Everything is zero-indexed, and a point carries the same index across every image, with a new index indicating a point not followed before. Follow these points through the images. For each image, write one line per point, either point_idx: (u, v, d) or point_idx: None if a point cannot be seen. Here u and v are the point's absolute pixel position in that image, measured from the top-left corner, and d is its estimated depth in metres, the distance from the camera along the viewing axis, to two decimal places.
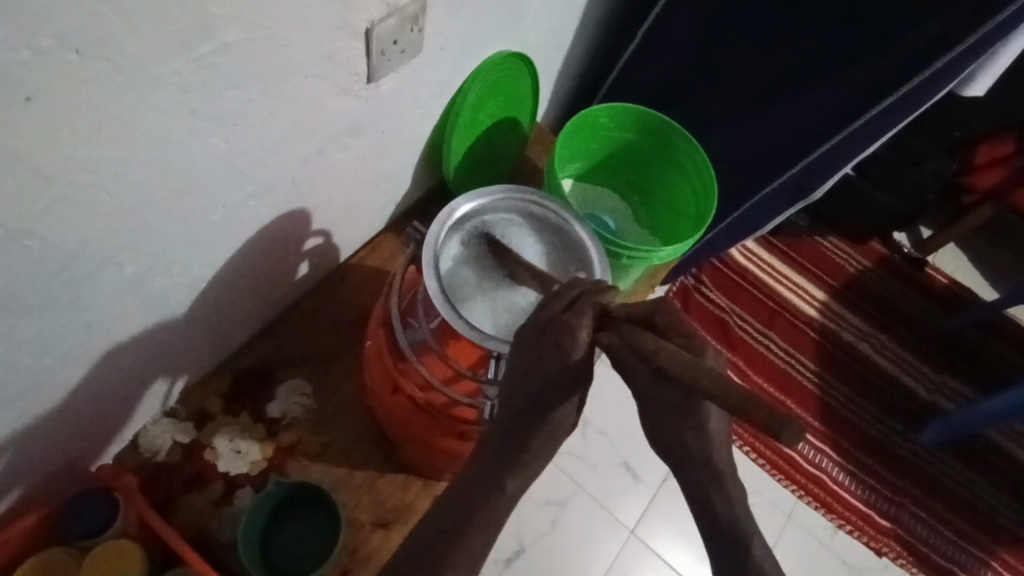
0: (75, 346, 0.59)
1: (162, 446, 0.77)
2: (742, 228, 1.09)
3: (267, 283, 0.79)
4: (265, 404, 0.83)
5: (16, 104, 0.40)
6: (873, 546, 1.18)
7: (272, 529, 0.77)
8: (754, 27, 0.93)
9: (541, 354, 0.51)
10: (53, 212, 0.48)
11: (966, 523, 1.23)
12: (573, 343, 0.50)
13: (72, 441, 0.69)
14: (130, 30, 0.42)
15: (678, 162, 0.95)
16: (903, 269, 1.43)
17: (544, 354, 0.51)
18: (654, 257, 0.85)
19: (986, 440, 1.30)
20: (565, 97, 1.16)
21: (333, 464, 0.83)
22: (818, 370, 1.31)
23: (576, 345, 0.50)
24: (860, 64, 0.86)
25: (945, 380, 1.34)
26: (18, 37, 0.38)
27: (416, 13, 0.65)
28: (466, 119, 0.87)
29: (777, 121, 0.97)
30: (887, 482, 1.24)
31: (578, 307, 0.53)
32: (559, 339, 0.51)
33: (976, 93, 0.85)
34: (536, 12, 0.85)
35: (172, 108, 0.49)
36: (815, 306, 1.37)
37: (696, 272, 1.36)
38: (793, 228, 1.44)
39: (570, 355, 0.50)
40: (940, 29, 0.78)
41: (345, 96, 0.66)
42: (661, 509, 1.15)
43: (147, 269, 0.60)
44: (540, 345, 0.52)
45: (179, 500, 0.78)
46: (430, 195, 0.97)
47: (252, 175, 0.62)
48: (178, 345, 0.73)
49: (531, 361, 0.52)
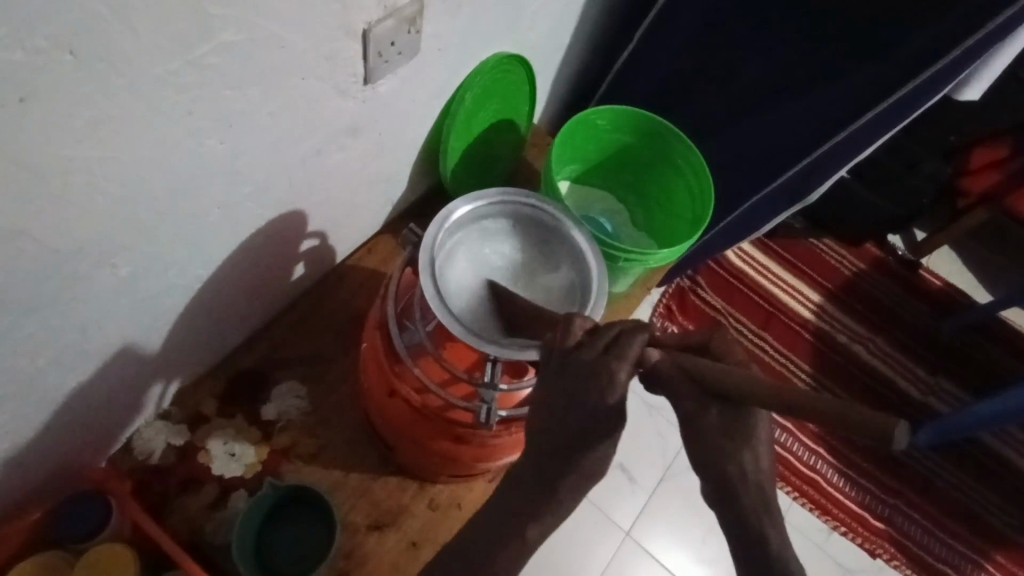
0: (69, 347, 0.59)
1: (155, 448, 0.77)
2: (738, 232, 1.09)
3: (262, 284, 0.79)
4: (260, 406, 0.83)
5: (10, 105, 0.40)
6: (867, 548, 1.19)
7: (266, 531, 0.76)
8: (752, 29, 0.93)
9: (576, 393, 0.50)
10: (48, 213, 0.47)
11: (960, 525, 1.23)
12: (611, 387, 0.50)
13: (65, 444, 0.69)
14: (126, 30, 0.42)
15: (675, 165, 0.95)
16: (898, 272, 1.44)
17: (577, 396, 0.50)
18: (651, 260, 0.85)
19: (979, 443, 1.31)
20: (562, 98, 1.15)
21: (328, 466, 0.83)
22: (813, 372, 1.32)
23: (616, 391, 0.49)
24: (857, 67, 0.87)
25: (939, 383, 1.34)
26: (12, 37, 0.37)
27: (414, 14, 0.65)
28: (463, 121, 0.87)
29: (774, 124, 0.97)
30: (881, 484, 1.24)
31: (618, 349, 0.51)
32: (597, 382, 0.50)
33: (972, 96, 0.85)
34: (534, 13, 0.85)
35: (169, 109, 0.49)
36: (810, 308, 1.37)
37: (692, 274, 1.36)
38: (789, 231, 1.45)
39: (609, 399, 0.49)
40: (937, 33, 0.78)
41: (342, 97, 0.65)
42: (658, 510, 1.16)
43: (142, 270, 0.59)
44: (577, 385, 0.50)
45: (172, 503, 0.78)
46: (426, 197, 0.97)
47: (248, 176, 0.62)
48: (173, 346, 0.72)
49: (565, 403, 0.51)
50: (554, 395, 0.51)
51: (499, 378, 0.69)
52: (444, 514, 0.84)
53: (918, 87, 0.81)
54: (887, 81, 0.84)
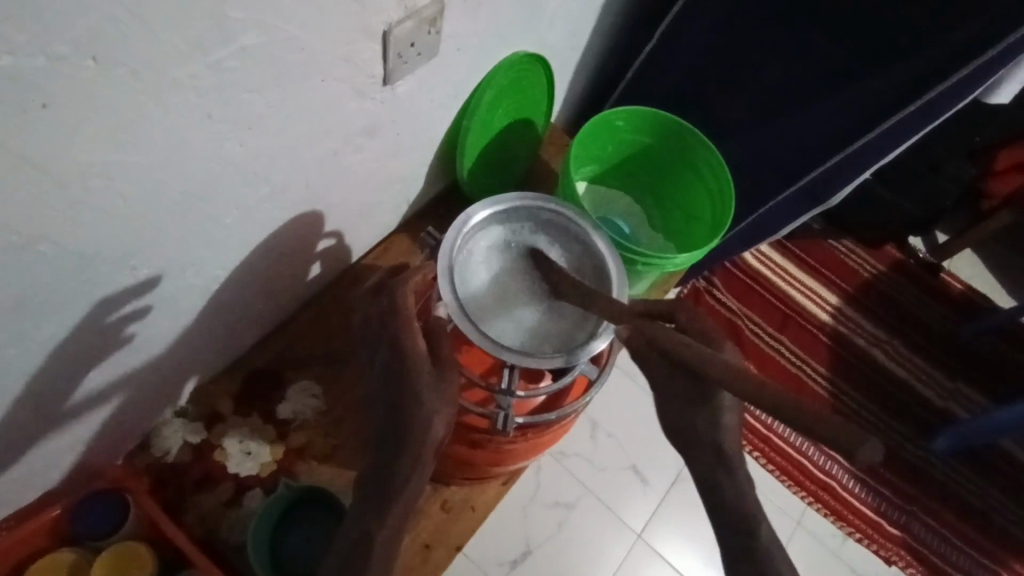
0: (87, 350, 0.59)
1: (173, 446, 0.78)
2: (756, 233, 1.09)
3: (279, 283, 0.79)
4: (276, 405, 0.83)
5: (31, 111, 0.40)
6: (883, 555, 1.18)
7: (281, 533, 0.75)
8: (774, 29, 0.92)
9: (395, 386, 0.60)
10: (69, 219, 0.47)
11: (976, 532, 1.22)
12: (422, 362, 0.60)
13: (83, 442, 0.69)
14: (148, 34, 0.42)
15: (695, 166, 0.94)
16: (918, 273, 1.42)
17: (395, 386, 0.60)
18: (668, 264, 0.84)
19: (999, 449, 1.29)
20: (581, 98, 1.14)
21: (341, 467, 0.82)
22: (829, 375, 1.30)
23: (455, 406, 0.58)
24: (883, 72, 0.85)
25: (959, 388, 1.32)
26: (34, 43, 0.37)
27: (433, 15, 0.64)
28: (480, 121, 0.86)
29: (796, 128, 0.96)
30: (898, 490, 1.23)
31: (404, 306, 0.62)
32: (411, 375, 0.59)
33: (1001, 99, 0.83)
34: (553, 11, 0.84)
35: (189, 110, 0.49)
36: (828, 310, 1.35)
37: (708, 275, 1.35)
38: (807, 231, 1.43)
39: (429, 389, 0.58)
40: (969, 38, 0.77)
41: (361, 98, 0.65)
42: (671, 513, 1.15)
43: (160, 271, 0.59)
44: (396, 375, 0.60)
45: (189, 501, 0.78)
46: (440, 197, 0.96)
47: (268, 177, 0.62)
48: (191, 347, 0.73)
49: (399, 403, 0.59)
50: (389, 395, 0.61)
51: (516, 386, 0.69)
52: (456, 516, 0.84)
53: (947, 89, 0.80)
54: (912, 85, 0.82)
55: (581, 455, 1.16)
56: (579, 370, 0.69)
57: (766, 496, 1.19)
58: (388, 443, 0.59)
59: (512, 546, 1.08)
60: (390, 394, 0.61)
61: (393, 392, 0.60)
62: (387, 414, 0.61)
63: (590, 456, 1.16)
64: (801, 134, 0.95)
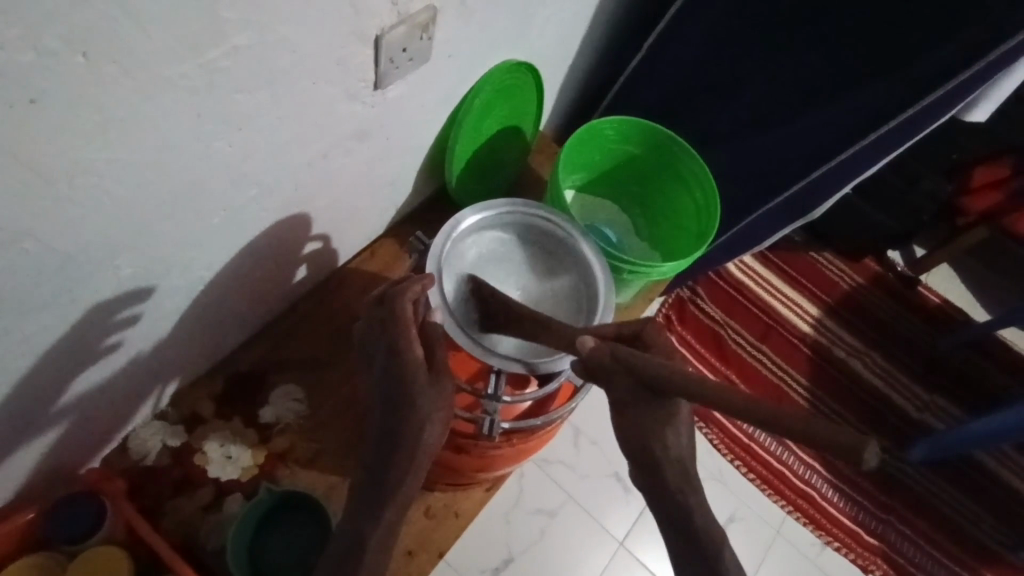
0: (68, 347, 0.58)
1: (151, 449, 0.77)
2: (740, 245, 1.10)
3: (264, 285, 0.78)
4: (258, 408, 0.82)
5: (19, 106, 0.39)
6: (861, 564, 1.19)
7: (263, 538, 0.74)
8: (759, 44, 0.93)
9: (379, 401, 0.58)
10: (54, 215, 0.46)
11: (951, 542, 1.23)
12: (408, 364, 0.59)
13: (60, 443, 0.68)
14: (140, 33, 0.42)
15: (682, 177, 0.94)
16: (896, 287, 1.44)
17: (379, 391, 0.59)
18: (655, 273, 0.84)
19: (973, 461, 1.31)
20: (570, 107, 1.15)
21: (323, 472, 0.82)
22: (809, 385, 1.32)
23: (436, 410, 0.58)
24: (865, 88, 0.87)
25: (934, 399, 1.34)
26: (26, 39, 0.37)
27: (426, 22, 0.64)
28: (470, 127, 0.86)
29: (781, 142, 0.97)
30: (875, 499, 1.25)
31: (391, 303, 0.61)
32: (394, 392, 0.58)
33: (978, 117, 0.85)
34: (544, 19, 0.84)
35: (176, 111, 0.48)
36: (808, 321, 1.37)
37: (692, 285, 1.36)
38: (789, 244, 1.45)
39: (413, 387, 0.57)
40: (947, 57, 0.79)
41: (351, 102, 0.65)
42: (650, 521, 1.15)
43: (144, 271, 0.58)
44: (385, 387, 0.58)
45: (167, 504, 0.77)
46: (428, 202, 0.97)
47: (256, 178, 0.61)
48: (173, 348, 0.72)
49: (386, 415, 0.58)
50: (373, 401, 0.60)
51: (502, 391, 0.69)
52: (439, 522, 0.83)
53: (929, 105, 0.81)
54: (894, 100, 0.84)
55: (564, 461, 1.17)
56: (564, 377, 0.69)
57: (745, 505, 1.20)
58: (369, 449, 0.59)
59: (495, 553, 1.08)
60: (374, 400, 0.60)
61: (382, 401, 0.58)
62: (371, 421, 0.60)
63: (572, 464, 1.17)
64: (785, 147, 0.97)
